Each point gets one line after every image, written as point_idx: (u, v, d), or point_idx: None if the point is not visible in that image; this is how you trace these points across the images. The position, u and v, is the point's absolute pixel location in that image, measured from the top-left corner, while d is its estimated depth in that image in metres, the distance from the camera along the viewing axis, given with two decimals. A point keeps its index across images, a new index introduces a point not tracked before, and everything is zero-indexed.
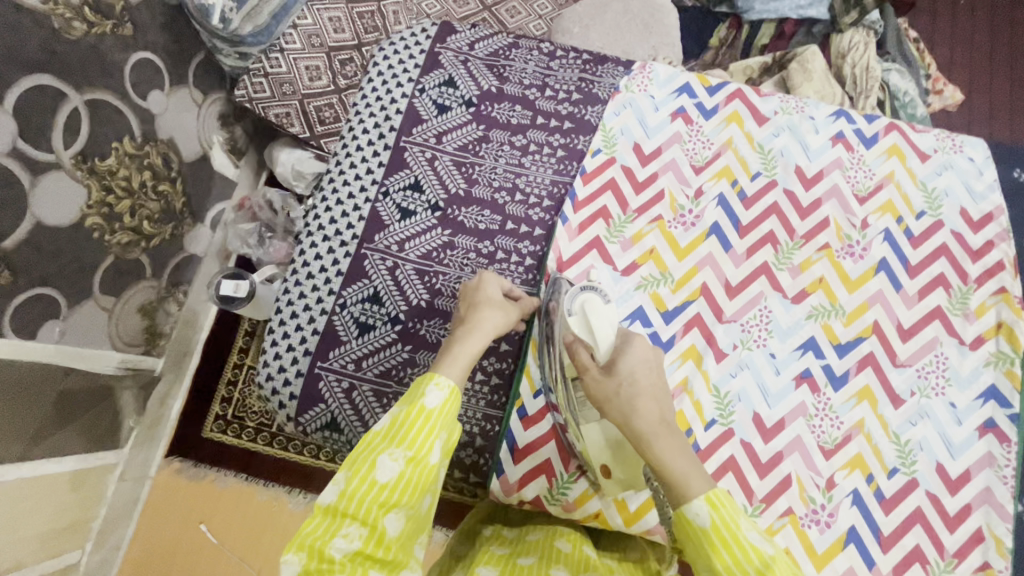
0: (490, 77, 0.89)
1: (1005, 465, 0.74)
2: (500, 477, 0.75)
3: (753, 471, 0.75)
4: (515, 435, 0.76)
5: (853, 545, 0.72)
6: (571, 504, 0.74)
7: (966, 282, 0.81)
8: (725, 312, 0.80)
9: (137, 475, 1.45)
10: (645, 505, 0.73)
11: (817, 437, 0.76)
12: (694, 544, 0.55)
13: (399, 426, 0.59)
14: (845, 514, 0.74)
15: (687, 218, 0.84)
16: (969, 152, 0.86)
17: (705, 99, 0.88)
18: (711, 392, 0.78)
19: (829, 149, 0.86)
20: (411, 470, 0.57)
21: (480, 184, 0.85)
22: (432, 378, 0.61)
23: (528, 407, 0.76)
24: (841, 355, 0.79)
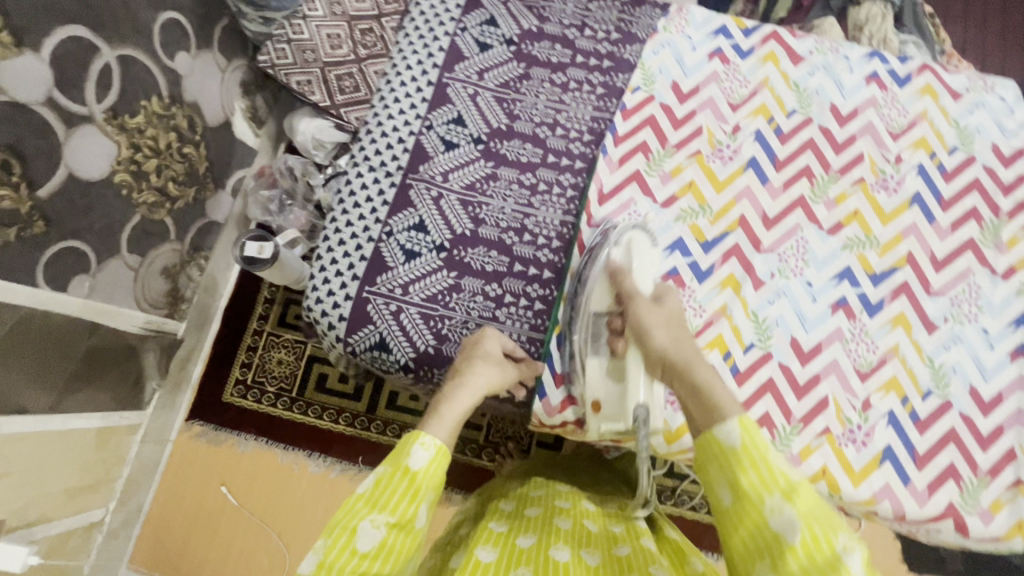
0: (530, 17, 0.91)
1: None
2: (542, 400, 0.76)
3: (791, 393, 0.77)
4: (554, 361, 0.77)
5: (889, 462, 0.74)
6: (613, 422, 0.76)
7: (998, 215, 0.82)
8: (763, 243, 0.82)
9: (158, 437, 1.46)
10: (687, 425, 0.75)
11: (853, 360, 0.78)
12: (717, 464, 0.52)
13: (382, 490, 0.54)
14: (881, 434, 0.76)
15: (725, 153, 0.86)
16: (1000, 92, 0.87)
17: (741, 40, 0.90)
18: (750, 317, 0.80)
19: (863, 88, 0.87)
20: (394, 539, 0.53)
21: (522, 119, 0.87)
22: (417, 437, 0.57)
23: (565, 333, 0.77)
24: (876, 284, 0.81)
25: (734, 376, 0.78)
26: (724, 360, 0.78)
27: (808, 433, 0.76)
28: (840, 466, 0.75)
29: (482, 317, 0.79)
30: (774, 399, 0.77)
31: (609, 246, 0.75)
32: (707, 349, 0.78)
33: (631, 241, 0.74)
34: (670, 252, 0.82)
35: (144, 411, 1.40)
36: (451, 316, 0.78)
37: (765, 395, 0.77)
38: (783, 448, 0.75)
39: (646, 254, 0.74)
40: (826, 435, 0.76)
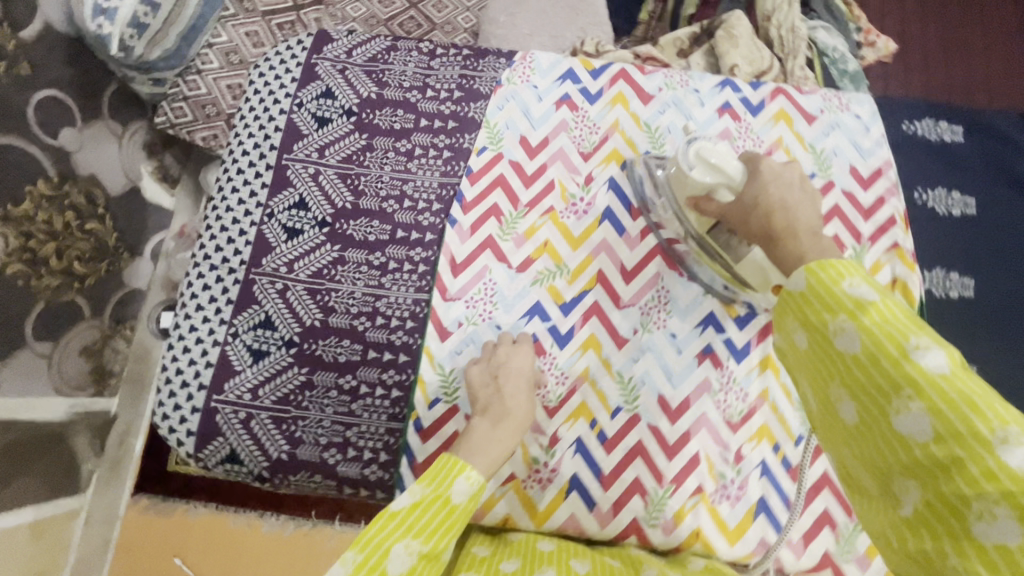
0: (369, 84, 0.87)
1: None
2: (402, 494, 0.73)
3: (661, 454, 0.74)
4: (414, 449, 0.74)
5: (763, 515, 0.73)
6: (480, 510, 0.73)
7: (860, 241, 0.80)
8: (623, 298, 0.80)
9: (106, 516, 1.37)
10: (555, 502, 0.73)
11: (723, 411, 0.76)
12: (789, 307, 0.51)
13: (419, 516, 0.57)
14: (754, 485, 0.74)
15: (579, 206, 0.83)
16: (855, 109, 0.85)
17: (589, 83, 0.87)
18: (614, 378, 0.77)
19: (715, 121, 0.85)
20: (423, 567, 0.55)
21: (368, 194, 0.83)
22: (462, 470, 0.61)
23: (424, 419, 0.75)
24: (741, 327, 0.78)
25: (603, 444, 0.75)
26: (590, 428, 0.75)
27: (682, 495, 0.73)
28: (715, 527, 0.72)
29: (338, 412, 0.76)
30: (644, 462, 0.74)
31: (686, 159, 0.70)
32: (572, 419, 0.76)
33: (701, 155, 0.68)
34: (528, 318, 0.79)
35: (86, 494, 1.31)
36: (305, 416, 0.75)
37: (636, 459, 0.74)
38: (657, 515, 0.73)
39: (722, 152, 0.68)
40: (699, 494, 0.73)
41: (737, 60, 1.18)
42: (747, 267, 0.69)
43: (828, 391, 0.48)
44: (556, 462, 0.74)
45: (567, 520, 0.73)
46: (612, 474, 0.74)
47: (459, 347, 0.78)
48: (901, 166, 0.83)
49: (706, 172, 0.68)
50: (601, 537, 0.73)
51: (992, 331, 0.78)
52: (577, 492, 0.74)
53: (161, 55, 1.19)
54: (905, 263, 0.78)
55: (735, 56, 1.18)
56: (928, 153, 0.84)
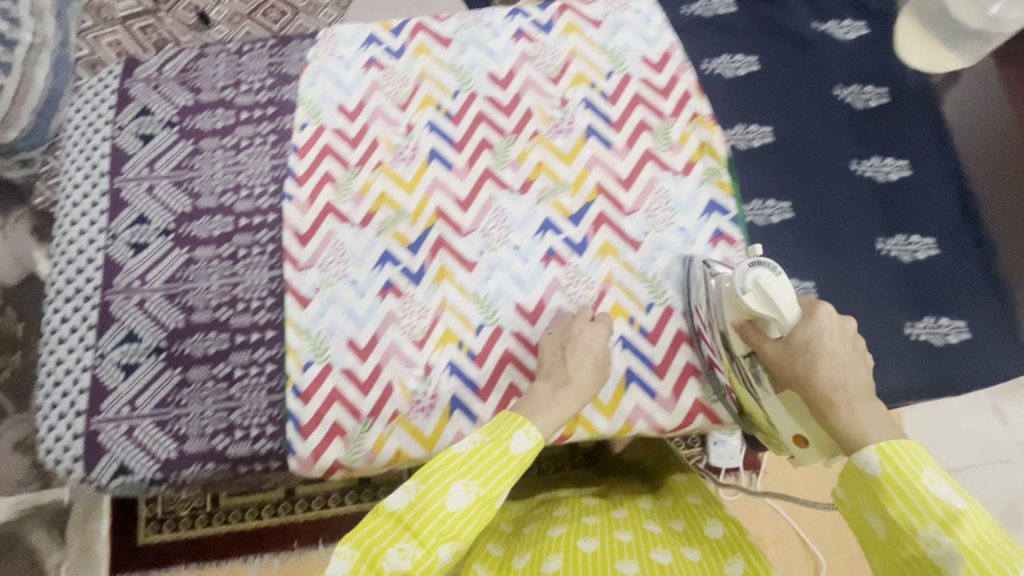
0: (183, 93, 0.90)
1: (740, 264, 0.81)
2: (293, 457, 0.75)
3: (529, 355, 0.79)
4: (298, 414, 0.77)
5: (633, 384, 0.78)
6: (370, 452, 0.76)
7: (664, 119, 0.87)
8: (463, 226, 0.84)
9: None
10: (440, 426, 0.77)
11: (576, 303, 0.81)
12: (863, 489, 0.54)
13: (478, 460, 0.60)
14: (619, 360, 0.78)
15: (406, 154, 0.87)
16: (635, 5, 0.92)
17: (391, 42, 0.92)
18: (472, 300, 0.81)
19: (512, 47, 0.90)
20: (479, 508, 0.58)
21: (205, 194, 0.86)
22: (522, 425, 0.64)
23: (301, 383, 0.78)
24: (576, 224, 0.83)
25: (474, 361, 0.79)
26: (458, 350, 0.79)
27: None
28: (591, 406, 0.77)
29: (218, 400, 0.78)
30: (515, 366, 0.78)
31: (740, 291, 0.65)
32: (440, 346, 0.79)
33: (759, 283, 0.63)
34: (380, 267, 0.82)
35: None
36: (188, 411, 0.78)
37: (507, 366, 0.78)
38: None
39: (785, 283, 0.63)
40: None
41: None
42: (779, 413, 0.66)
43: None
44: (434, 388, 0.78)
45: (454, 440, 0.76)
46: (487, 386, 0.78)
47: (321, 310, 0.81)
48: (685, 46, 0.90)
49: (760, 299, 0.63)
50: None
51: (799, 166, 0.84)
52: (460, 411, 0.77)
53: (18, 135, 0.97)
54: (705, 128, 0.85)
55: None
56: (709, 28, 0.91)
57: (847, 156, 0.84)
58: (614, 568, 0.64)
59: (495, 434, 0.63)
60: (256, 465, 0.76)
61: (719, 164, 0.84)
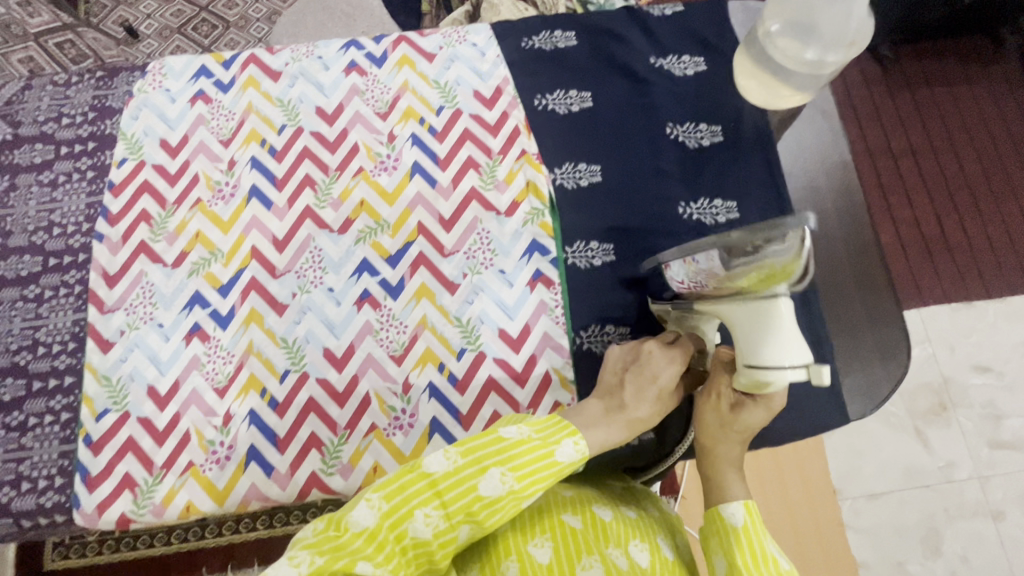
0: (4, 127, 0.88)
1: (556, 307, 0.78)
2: (77, 511, 0.73)
3: (333, 403, 0.76)
4: (88, 465, 0.74)
5: (437, 434, 0.75)
6: (159, 506, 0.73)
7: (492, 157, 0.84)
8: (278, 266, 0.81)
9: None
10: (234, 478, 0.74)
11: (386, 347, 0.78)
12: (715, 535, 0.57)
13: (524, 452, 0.56)
14: (425, 409, 0.76)
15: (225, 191, 0.84)
16: (472, 39, 0.90)
17: (221, 75, 0.89)
18: (280, 345, 0.78)
19: (342, 80, 0.88)
20: (509, 501, 0.55)
21: (16, 233, 0.83)
22: (573, 434, 0.60)
23: (94, 432, 0.75)
24: (394, 265, 0.81)
25: (276, 410, 0.76)
26: (260, 397, 0.76)
27: (356, 437, 0.75)
28: (390, 457, 0.74)
29: (7, 451, 0.75)
30: (317, 416, 0.75)
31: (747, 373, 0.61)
32: (243, 394, 0.77)
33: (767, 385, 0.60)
34: (189, 310, 0.80)
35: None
36: None
37: (309, 415, 0.76)
38: (333, 462, 0.74)
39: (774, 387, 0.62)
40: (373, 431, 0.75)
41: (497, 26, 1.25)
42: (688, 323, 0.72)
43: None
44: (232, 438, 0.75)
45: (247, 494, 0.74)
46: (287, 437, 0.75)
47: (123, 355, 0.78)
48: (519, 80, 0.88)
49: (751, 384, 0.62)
50: (284, 498, 0.74)
51: (623, 208, 0.82)
52: (256, 462, 0.74)
53: None
54: (532, 166, 0.83)
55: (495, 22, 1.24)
56: (547, 63, 0.89)
57: (675, 198, 0.82)
58: (561, 522, 0.62)
59: (550, 430, 0.59)
60: (40, 519, 0.73)
61: (543, 204, 0.82)
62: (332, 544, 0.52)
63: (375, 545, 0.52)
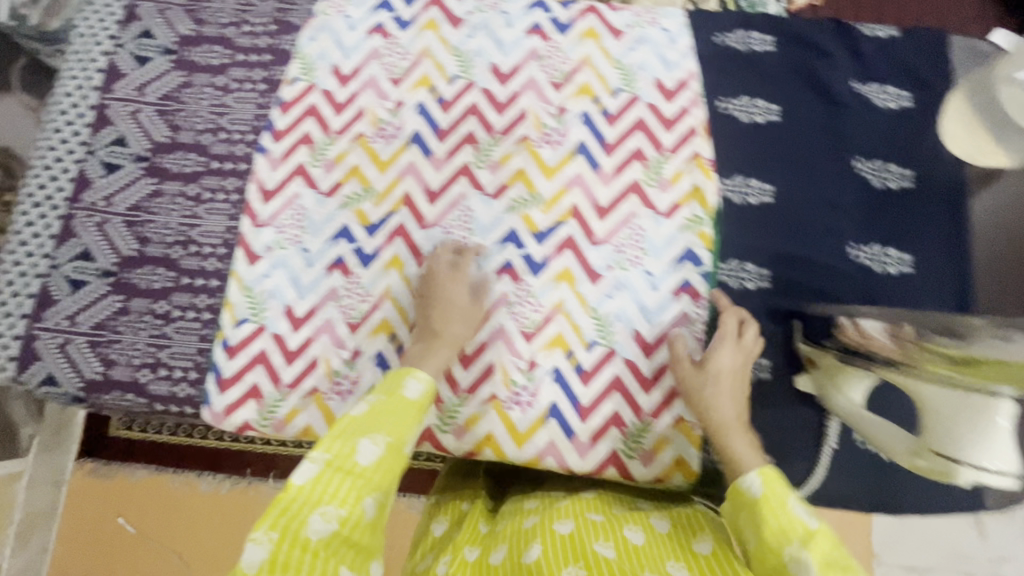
0: (187, 22, 0.89)
1: (698, 322, 0.76)
2: (207, 408, 0.77)
3: (457, 363, 0.77)
4: (222, 366, 0.78)
5: (554, 420, 0.74)
6: (281, 421, 0.77)
7: (661, 152, 0.81)
8: (427, 217, 0.81)
9: (49, 479, 1.20)
10: (352, 413, 0.76)
11: (518, 322, 0.78)
12: (746, 515, 0.56)
13: (375, 415, 0.58)
14: (546, 391, 0.75)
15: (388, 131, 0.84)
16: (664, 23, 0.85)
17: (403, 11, 0.87)
18: (416, 295, 0.79)
19: (523, 41, 0.85)
20: (391, 455, 0.55)
21: (185, 129, 0.85)
22: (411, 372, 0.63)
23: (231, 337, 0.78)
24: (541, 242, 0.80)
25: (402, 357, 0.77)
26: (390, 342, 0.78)
27: (475, 402, 0.76)
28: (504, 430, 0.75)
29: (151, 335, 0.79)
30: (440, 372, 0.76)
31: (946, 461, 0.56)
32: (374, 334, 0.78)
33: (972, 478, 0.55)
34: (335, 241, 0.81)
35: (25, 457, 1.15)
36: (120, 339, 0.79)
37: None
38: (449, 421, 0.75)
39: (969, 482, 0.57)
40: (491, 401, 0.76)
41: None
42: (844, 377, 0.67)
43: None
44: (357, 374, 0.77)
45: None
46: None
47: (267, 271, 0.80)
48: (706, 77, 0.83)
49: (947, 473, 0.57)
50: None
51: (787, 235, 0.78)
52: None
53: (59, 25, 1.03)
54: (702, 172, 0.80)
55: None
56: (738, 65, 0.84)
57: (844, 237, 0.77)
58: (592, 552, 0.57)
59: (393, 402, 0.60)
60: (172, 406, 0.78)
61: (705, 213, 0.79)
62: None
63: (277, 569, 0.46)
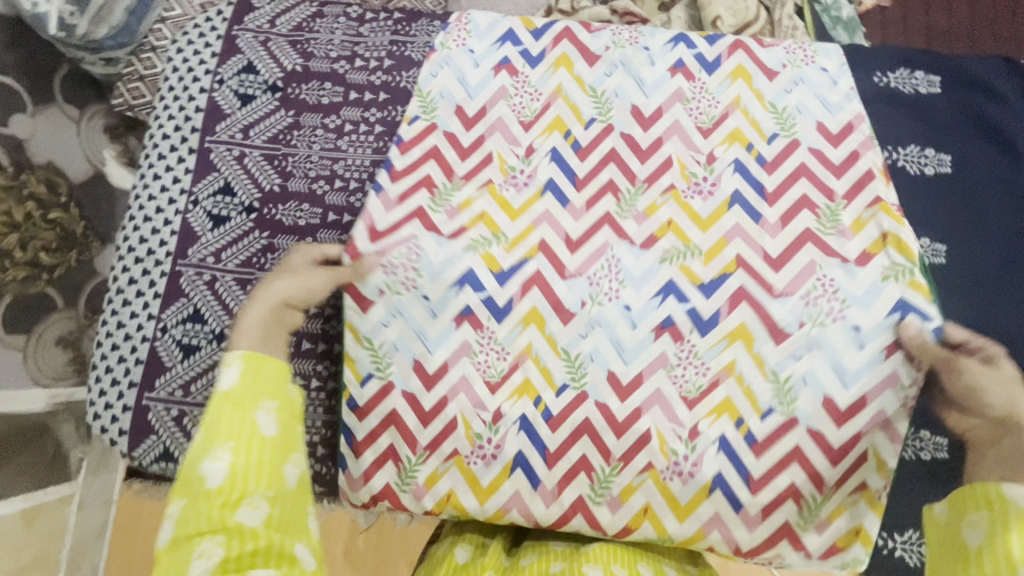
0: (293, 55, 0.82)
1: (908, 386, 0.67)
2: (344, 471, 0.74)
3: (610, 431, 0.71)
4: (354, 427, 0.74)
5: (719, 490, 0.69)
6: (421, 487, 0.73)
7: (834, 201, 0.73)
8: (568, 267, 0.74)
9: (98, 500, 1.20)
10: (498, 480, 0.71)
11: (678, 387, 0.71)
12: (983, 506, 0.53)
13: (212, 426, 0.51)
14: (710, 462, 0.69)
15: (519, 179, 0.77)
16: (822, 62, 0.78)
17: (531, 44, 0.80)
18: (561, 356, 0.72)
19: (667, 80, 0.78)
20: (242, 456, 0.50)
21: (296, 176, 0.78)
22: (228, 361, 0.56)
23: (359, 397, 0.73)
24: (707, 295, 0.72)
25: (548, 422, 0.71)
26: (534, 406, 0.72)
27: (630, 472, 0.70)
28: (662, 501, 0.70)
29: None
30: (591, 440, 0.70)
31: None
32: (515, 396, 0.72)
33: None
34: (459, 288, 0.73)
35: (75, 480, 1.14)
36: None
37: (581, 437, 0.71)
38: (603, 492, 0.70)
39: None
40: (649, 470, 0.70)
41: (720, 11, 1.06)
42: None
43: None
44: (500, 438, 0.71)
45: (508, 501, 0.71)
46: (556, 453, 0.71)
47: (385, 319, 0.73)
48: (874, 122, 0.76)
49: None
50: (545, 517, 0.71)
51: (974, 303, 0.71)
52: (521, 470, 0.71)
53: (108, 33, 0.95)
54: (891, 217, 0.71)
55: (718, 6, 1.05)
56: (903, 107, 0.77)
57: None
58: None
59: (218, 407, 0.53)
60: None
61: (909, 261, 0.69)
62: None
63: None
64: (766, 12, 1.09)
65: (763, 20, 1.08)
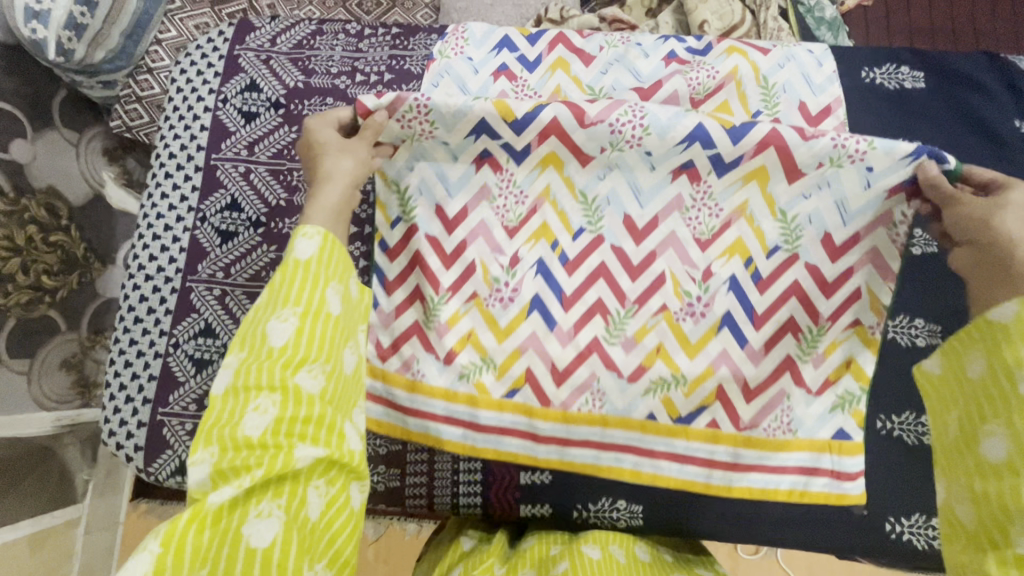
0: (295, 72, 0.84)
1: (903, 224, 0.64)
2: (375, 309, 0.73)
3: (624, 274, 0.70)
4: (385, 269, 0.74)
5: (727, 329, 0.69)
6: (443, 326, 0.71)
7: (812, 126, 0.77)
8: (589, 113, 0.65)
9: (106, 523, 1.17)
10: (512, 360, 0.71)
11: (693, 229, 0.68)
12: (974, 337, 0.48)
13: (281, 289, 0.50)
14: (721, 301, 0.69)
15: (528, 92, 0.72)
16: (808, 46, 0.81)
17: (527, 50, 0.82)
18: (577, 199, 0.70)
19: (662, 70, 0.80)
20: (309, 325, 0.49)
21: (301, 190, 0.80)
22: (299, 231, 0.53)
23: (390, 239, 0.73)
24: (734, 141, 0.64)
25: (563, 266, 0.71)
26: (551, 249, 0.71)
27: (644, 314, 0.70)
28: (675, 340, 0.70)
29: None
30: (606, 282, 0.70)
31: None
32: (533, 240, 0.71)
33: None
34: (476, 135, 0.67)
35: (80, 502, 1.13)
36: None
37: (597, 280, 0.70)
38: (618, 333, 0.70)
39: None
40: (663, 312, 0.70)
41: (707, 15, 1.07)
42: None
43: (975, 430, 0.47)
44: (518, 282, 0.71)
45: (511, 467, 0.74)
46: (573, 296, 0.71)
47: (408, 163, 0.70)
48: (858, 116, 0.79)
49: None
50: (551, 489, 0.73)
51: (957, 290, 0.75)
52: (538, 312, 0.71)
53: (106, 56, 0.95)
54: None
55: (704, 10, 1.06)
56: (891, 102, 0.79)
57: None
58: None
59: (290, 273, 0.51)
60: None
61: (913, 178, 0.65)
62: (191, 513, 0.43)
63: (231, 475, 0.45)
64: (752, 14, 1.11)
65: (749, 23, 1.10)
